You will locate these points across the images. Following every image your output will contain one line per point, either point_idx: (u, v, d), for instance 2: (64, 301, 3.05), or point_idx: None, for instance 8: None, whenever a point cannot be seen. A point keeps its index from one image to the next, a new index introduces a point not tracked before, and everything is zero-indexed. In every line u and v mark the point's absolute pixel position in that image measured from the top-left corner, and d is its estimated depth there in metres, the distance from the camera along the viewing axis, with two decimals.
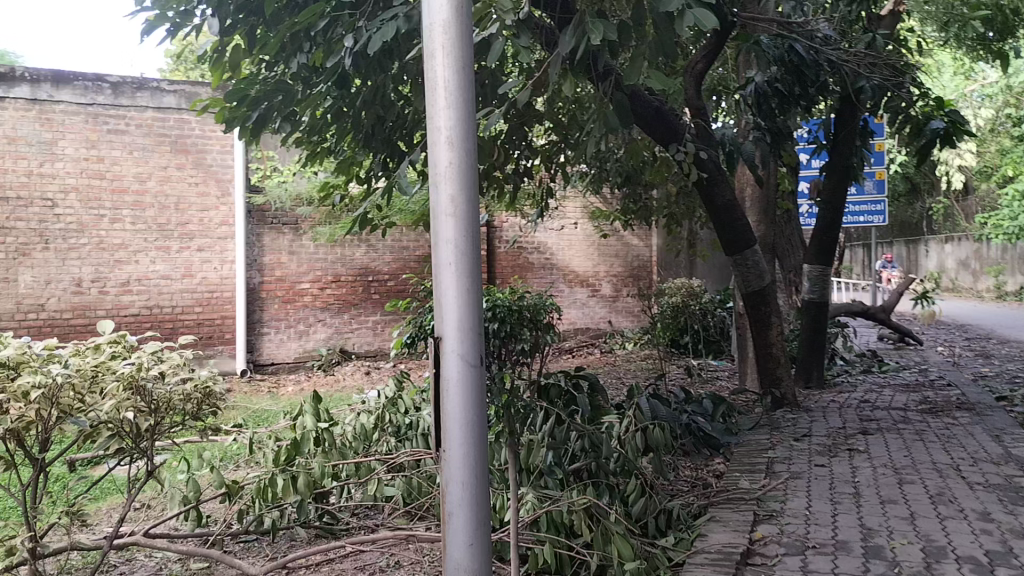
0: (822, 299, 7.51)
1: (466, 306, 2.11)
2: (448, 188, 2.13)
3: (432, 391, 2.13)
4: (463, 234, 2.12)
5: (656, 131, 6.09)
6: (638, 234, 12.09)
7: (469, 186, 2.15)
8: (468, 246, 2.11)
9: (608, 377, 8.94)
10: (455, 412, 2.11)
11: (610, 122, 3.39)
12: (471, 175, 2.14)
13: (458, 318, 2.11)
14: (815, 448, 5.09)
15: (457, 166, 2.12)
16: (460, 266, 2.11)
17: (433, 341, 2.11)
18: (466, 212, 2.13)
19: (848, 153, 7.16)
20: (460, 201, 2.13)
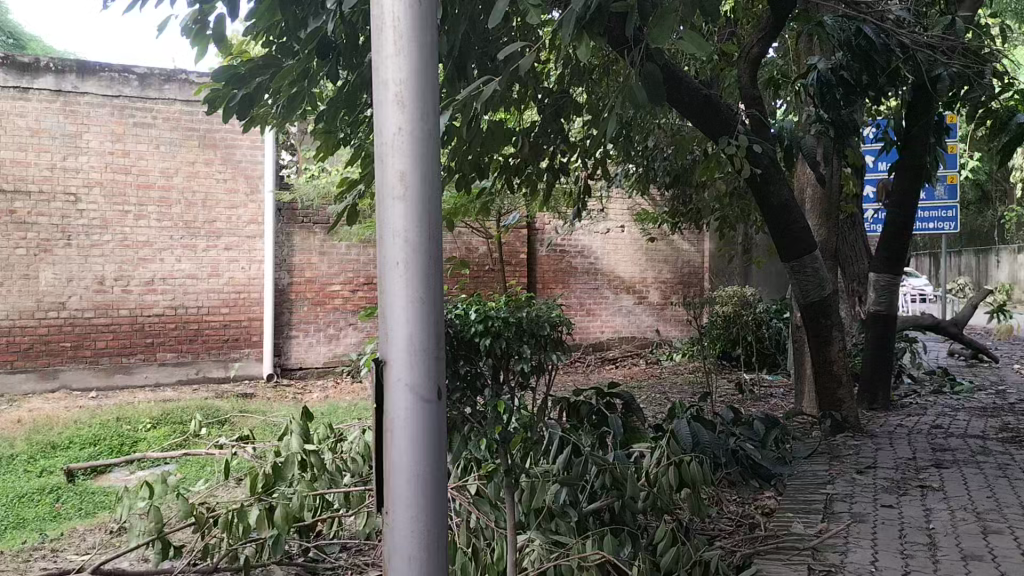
0: (889, 311, 6.80)
1: (421, 320, 1.59)
2: (398, 161, 1.60)
3: (373, 431, 1.60)
4: (416, 224, 1.59)
5: (707, 122, 5.51)
6: (689, 238, 11.53)
7: (427, 158, 1.62)
8: (424, 240, 1.59)
9: (653, 391, 8.33)
10: (402, 459, 1.57)
11: (637, 98, 2.82)
12: (429, 145, 1.62)
13: (409, 334, 1.58)
14: (881, 482, 4.45)
15: (409, 133, 1.60)
16: (413, 267, 1.59)
17: (375, 365, 1.58)
18: (422, 196, 1.60)
19: (922, 151, 6.45)
20: (413, 179, 1.60)
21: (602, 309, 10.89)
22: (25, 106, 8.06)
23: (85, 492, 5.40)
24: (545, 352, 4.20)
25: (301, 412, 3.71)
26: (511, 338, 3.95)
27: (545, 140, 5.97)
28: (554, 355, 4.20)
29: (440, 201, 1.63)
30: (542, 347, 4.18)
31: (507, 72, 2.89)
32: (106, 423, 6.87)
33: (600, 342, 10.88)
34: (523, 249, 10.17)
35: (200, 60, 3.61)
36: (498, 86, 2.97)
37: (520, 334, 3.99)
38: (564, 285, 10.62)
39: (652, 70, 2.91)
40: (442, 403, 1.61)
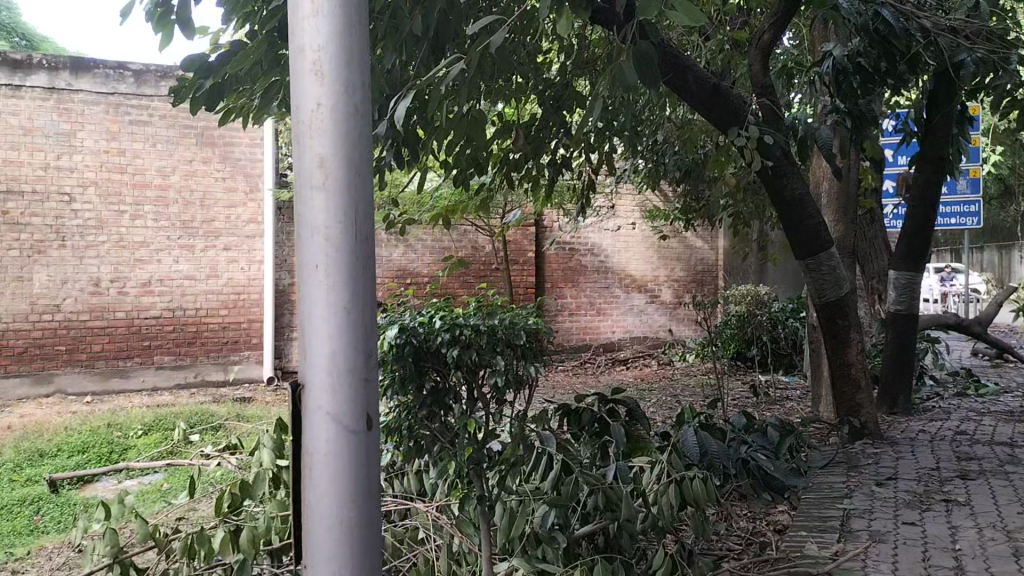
0: (910, 311, 6.47)
1: (347, 333, 1.37)
2: (319, 143, 1.40)
3: (293, 458, 1.39)
4: (340, 216, 1.39)
5: (715, 111, 5.22)
6: (702, 234, 11.24)
7: (354, 139, 1.42)
8: (346, 235, 1.39)
9: (663, 394, 8.05)
10: (321, 492, 1.35)
11: (624, 78, 2.52)
12: (357, 124, 1.42)
13: (330, 346, 1.37)
14: (902, 496, 4.15)
15: (331, 109, 1.40)
16: (335, 268, 1.38)
17: (293, 383, 1.38)
18: (346, 185, 1.40)
19: (944, 143, 6.12)
20: (335, 164, 1.40)
21: (613, 309, 10.61)
22: (17, 104, 7.84)
23: (67, 504, 5.19)
24: (522, 363, 3.69)
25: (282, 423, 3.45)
26: (484, 349, 3.47)
27: (546, 134, 5.71)
28: (534, 366, 3.71)
29: (369, 190, 1.43)
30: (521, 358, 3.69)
31: (474, 50, 2.60)
32: (97, 430, 6.65)
33: (611, 342, 10.59)
34: (531, 248, 9.90)
35: (164, 46, 3.35)
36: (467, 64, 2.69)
37: (493, 346, 3.49)
38: (574, 285, 10.34)
39: (645, 48, 2.60)
40: (372, 431, 1.40)
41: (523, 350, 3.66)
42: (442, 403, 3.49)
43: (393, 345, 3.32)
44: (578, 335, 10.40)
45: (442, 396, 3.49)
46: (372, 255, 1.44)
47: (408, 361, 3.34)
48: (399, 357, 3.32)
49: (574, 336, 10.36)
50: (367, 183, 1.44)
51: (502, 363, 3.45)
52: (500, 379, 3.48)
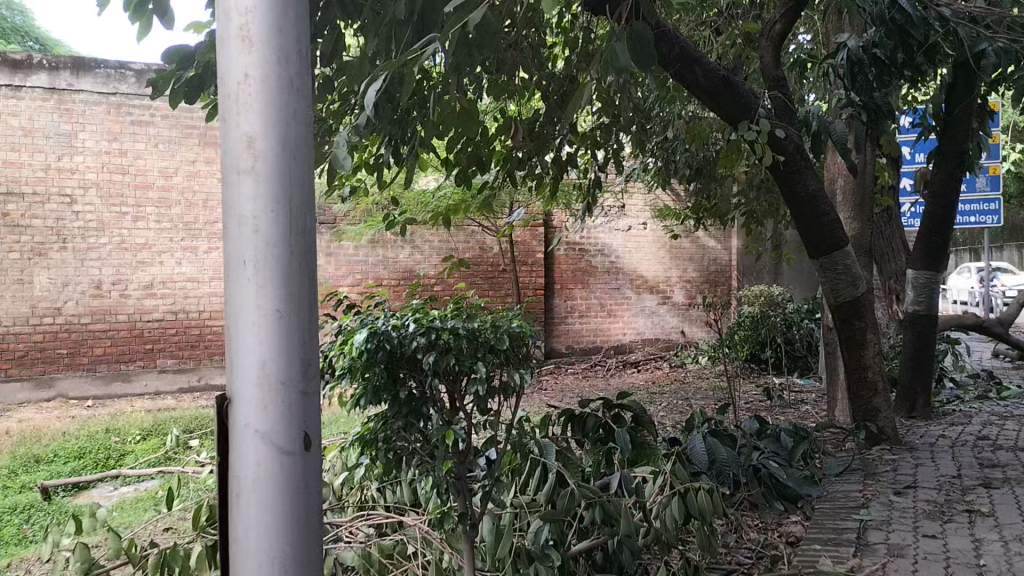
0: (929, 311, 6.24)
1: (282, 340, 1.23)
2: (246, 122, 1.26)
3: (220, 482, 1.24)
4: (272, 205, 1.25)
5: (725, 105, 5.03)
6: (715, 234, 11.04)
7: (289, 117, 1.28)
8: (278, 226, 1.24)
9: (674, 397, 7.86)
10: (251, 521, 1.21)
11: (617, 60, 2.37)
12: (292, 99, 1.27)
13: (259, 353, 1.22)
14: (922, 507, 3.94)
15: (260, 80, 1.25)
16: (266, 264, 1.23)
17: (219, 396, 1.23)
18: (278, 169, 1.26)
19: (964, 137, 5.90)
20: (265, 144, 1.25)
21: (624, 311, 10.43)
22: (17, 105, 7.74)
23: (57, 513, 5.05)
24: (507, 371, 3.31)
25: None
26: (464, 353, 3.14)
27: (548, 131, 5.53)
28: (523, 374, 3.34)
29: (306, 176, 1.29)
30: (506, 366, 3.33)
31: (456, 28, 2.45)
32: (94, 436, 6.53)
33: (621, 345, 10.41)
34: (540, 249, 9.73)
35: (141, 37, 3.20)
36: (448, 44, 2.55)
37: (473, 350, 3.17)
38: (583, 285, 10.16)
39: (640, 29, 2.45)
40: (312, 452, 1.26)
41: (508, 356, 3.29)
42: (419, 413, 3.20)
43: (363, 348, 2.99)
44: (589, 337, 10.22)
45: (418, 405, 3.18)
46: (310, 249, 1.30)
47: (380, 367, 3.03)
48: (372, 362, 3.02)
49: (585, 338, 10.19)
50: (303, 168, 1.30)
51: (484, 370, 3.11)
52: (482, 388, 3.13)
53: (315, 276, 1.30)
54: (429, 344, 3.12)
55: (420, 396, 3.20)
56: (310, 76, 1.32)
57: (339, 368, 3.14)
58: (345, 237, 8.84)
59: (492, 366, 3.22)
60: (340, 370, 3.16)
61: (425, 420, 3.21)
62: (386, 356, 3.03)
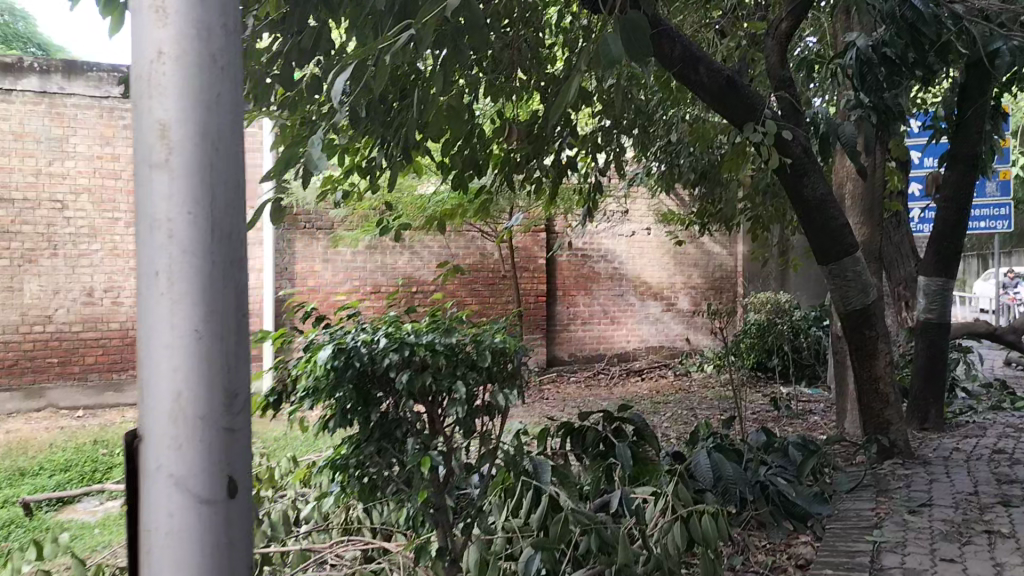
0: (942, 319, 6.04)
1: (198, 352, 1.22)
2: (159, 112, 1.25)
3: (136, 506, 1.23)
4: (189, 208, 1.24)
5: (730, 106, 4.85)
6: (720, 240, 10.84)
7: (209, 112, 1.27)
8: (194, 233, 1.24)
9: (678, 407, 7.67)
10: (163, 546, 1.19)
11: (608, 49, 2.23)
12: (210, 91, 1.27)
13: (174, 371, 1.22)
14: (939, 528, 3.74)
15: (174, 62, 1.24)
16: (181, 273, 1.23)
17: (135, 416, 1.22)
18: (194, 169, 1.25)
19: (977, 139, 5.70)
20: (180, 136, 1.24)
21: (628, 318, 10.25)
22: (8, 109, 7.60)
23: (38, 530, 4.89)
24: (492, 390, 3.17)
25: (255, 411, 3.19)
26: (441, 372, 3.01)
27: (547, 133, 5.36)
28: (508, 394, 3.21)
29: (230, 179, 1.28)
30: (490, 384, 3.18)
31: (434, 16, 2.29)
32: (82, 447, 6.37)
33: (625, 352, 10.24)
34: (542, 255, 9.55)
35: (113, 33, 3.03)
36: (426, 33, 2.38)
37: (452, 368, 3.03)
38: (586, 292, 9.98)
39: (634, 16, 2.28)
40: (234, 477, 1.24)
41: (491, 373, 3.14)
42: (392, 436, 3.12)
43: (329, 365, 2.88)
44: (592, 344, 10.05)
45: (392, 428, 3.10)
46: (232, 255, 1.28)
47: (348, 386, 2.92)
48: (340, 381, 2.91)
49: (588, 345, 10.02)
50: (224, 166, 1.29)
51: (461, 391, 2.96)
52: (461, 410, 2.99)
53: (241, 290, 1.28)
54: (403, 361, 2.98)
55: (395, 417, 3.11)
56: (235, 68, 1.31)
57: (303, 389, 3.00)
58: (342, 242, 8.69)
59: (473, 384, 3.08)
60: (305, 392, 3.01)
61: (398, 443, 3.13)
62: (355, 375, 2.92)
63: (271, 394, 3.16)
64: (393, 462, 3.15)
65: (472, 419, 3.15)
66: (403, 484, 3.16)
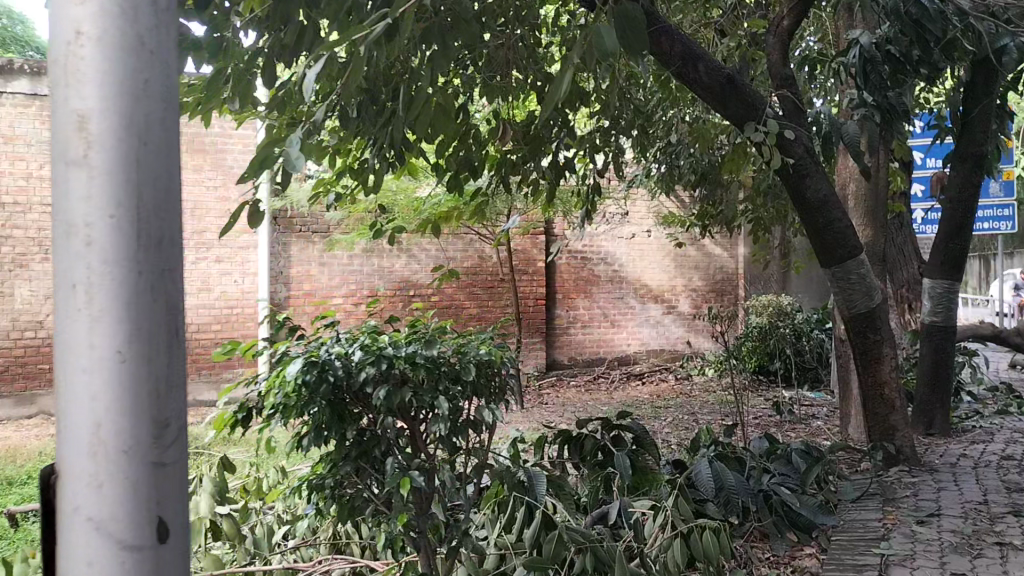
0: (947, 323, 5.91)
1: (123, 381, 1.10)
2: (77, 100, 1.11)
3: (52, 551, 1.11)
4: (114, 214, 1.11)
5: (730, 106, 4.72)
6: (721, 242, 10.72)
7: (136, 100, 1.13)
8: (120, 242, 1.10)
9: (679, 412, 7.54)
10: None
11: (602, 43, 2.09)
12: (138, 74, 1.13)
13: (94, 401, 1.09)
14: (948, 539, 3.62)
15: (93, 42, 1.11)
16: (103, 286, 1.10)
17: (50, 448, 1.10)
18: (121, 168, 1.12)
19: (982, 139, 5.57)
20: (101, 131, 1.11)
21: (627, 321, 10.13)
22: None
23: (24, 541, 4.78)
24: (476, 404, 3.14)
25: (222, 428, 3.04)
26: (422, 387, 2.98)
27: (545, 133, 5.25)
28: (493, 410, 3.17)
29: (160, 168, 1.15)
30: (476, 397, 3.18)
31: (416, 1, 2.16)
32: None
33: (625, 356, 10.11)
34: (541, 258, 9.42)
35: None
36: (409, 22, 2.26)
37: (434, 382, 3.00)
38: (587, 295, 9.86)
39: (628, 8, 2.16)
40: (166, 532, 1.11)
41: (476, 386, 3.12)
42: (370, 455, 3.06)
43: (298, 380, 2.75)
44: (592, 348, 9.93)
45: (370, 447, 3.05)
46: (164, 265, 1.15)
47: (322, 403, 2.81)
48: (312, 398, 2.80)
49: (587, 349, 9.90)
50: (154, 164, 1.15)
51: (443, 406, 2.93)
52: (443, 426, 2.95)
53: (173, 304, 1.15)
54: (382, 375, 2.95)
55: (373, 436, 3.05)
56: (164, 47, 1.17)
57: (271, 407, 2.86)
58: (337, 246, 8.59)
59: (455, 399, 3.06)
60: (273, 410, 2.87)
61: (376, 461, 3.07)
62: (328, 391, 2.81)
63: (240, 411, 3.01)
64: (371, 481, 3.07)
65: (454, 435, 3.12)
66: (383, 506, 3.07)
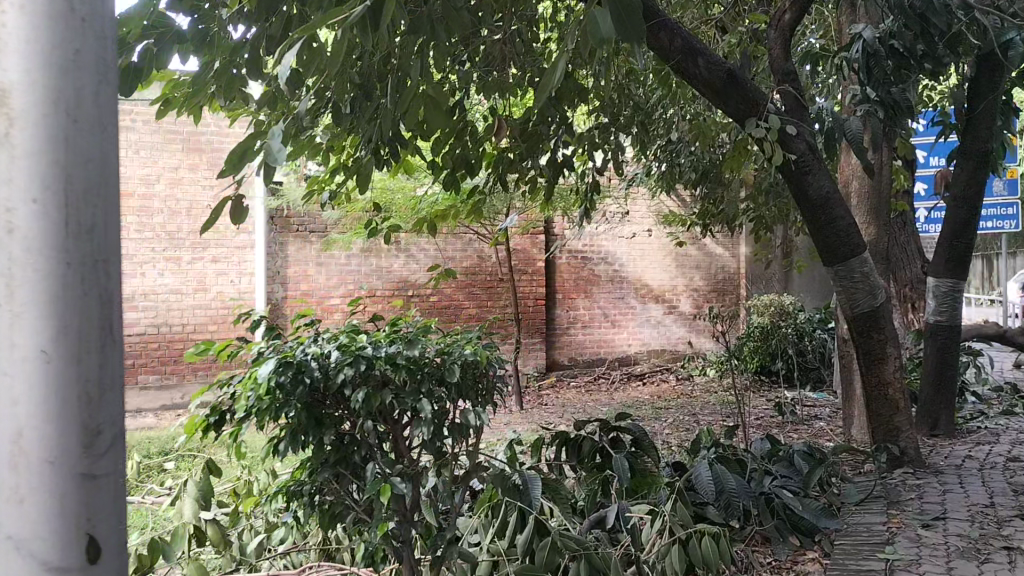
0: (952, 322, 5.82)
1: (47, 384, 1.02)
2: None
3: None
4: (36, 204, 1.03)
5: (730, 102, 4.63)
6: (723, 241, 10.63)
7: (61, 78, 1.05)
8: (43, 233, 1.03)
9: (680, 413, 7.45)
10: None
11: (597, 30, 2.02)
12: (66, 50, 1.06)
13: (16, 406, 1.02)
14: (955, 543, 3.54)
15: (13, 13, 1.03)
16: (24, 281, 1.02)
17: None
18: (46, 154, 1.04)
19: (988, 135, 5.47)
20: (24, 113, 1.03)
21: (628, 321, 10.04)
22: None
23: None
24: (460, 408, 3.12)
25: (194, 431, 2.97)
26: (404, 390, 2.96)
27: (543, 130, 5.16)
28: (479, 414, 3.15)
29: (91, 147, 1.08)
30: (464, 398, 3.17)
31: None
32: None
33: (626, 356, 10.03)
34: (541, 257, 9.33)
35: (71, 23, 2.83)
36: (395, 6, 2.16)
37: (417, 385, 2.97)
38: (587, 295, 9.78)
39: None
40: (97, 549, 1.04)
41: (461, 388, 3.11)
42: (350, 460, 3.08)
43: (269, 383, 2.73)
44: (592, 348, 9.84)
45: (349, 453, 3.06)
46: (96, 257, 1.07)
47: (298, 406, 2.83)
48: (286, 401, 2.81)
49: (588, 349, 9.81)
50: (84, 149, 1.07)
51: (427, 411, 2.90)
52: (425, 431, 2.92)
53: (107, 299, 1.08)
54: (361, 378, 2.93)
55: (354, 441, 3.06)
56: (98, 13, 1.10)
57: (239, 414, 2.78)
58: (335, 246, 8.51)
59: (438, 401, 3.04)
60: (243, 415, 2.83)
61: (356, 466, 3.10)
62: (304, 394, 2.83)
63: (212, 414, 2.94)
64: (351, 485, 3.13)
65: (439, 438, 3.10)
66: (364, 512, 3.13)
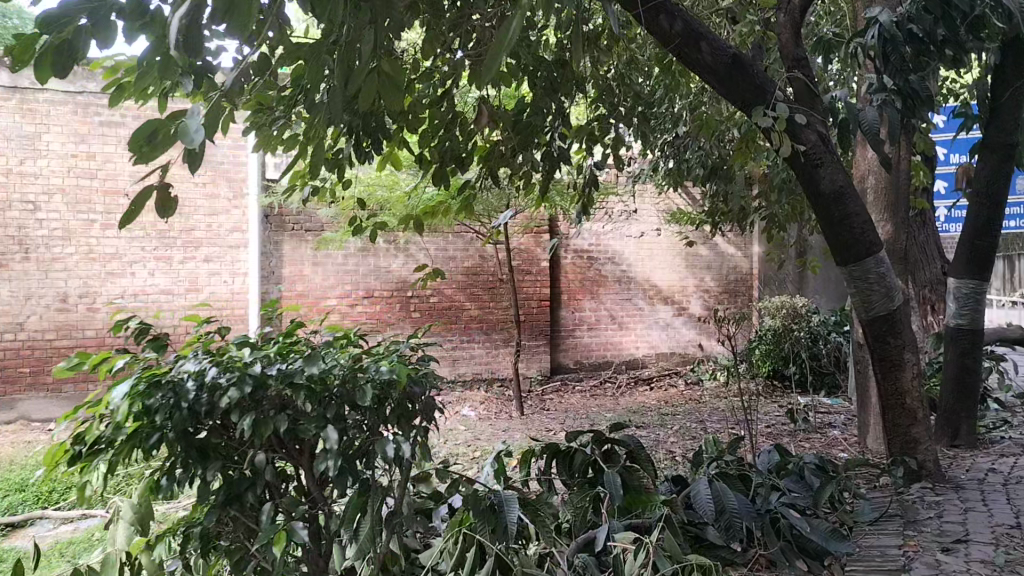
0: (975, 327, 5.45)
1: None
2: None
3: None
4: None
5: (736, 89, 4.31)
6: (735, 240, 10.28)
7: None
8: None
9: (687, 420, 7.15)
10: None
11: None
12: None
13: None
14: (980, 571, 3.22)
15: None
16: None
17: None
18: None
19: (1014, 127, 5.11)
20: None
21: (635, 323, 9.72)
22: None
23: None
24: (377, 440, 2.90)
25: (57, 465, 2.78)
26: (307, 417, 2.87)
27: (538, 121, 4.81)
28: (400, 444, 2.92)
29: None
30: (387, 425, 3.05)
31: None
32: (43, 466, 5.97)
33: (633, 359, 9.73)
34: (544, 258, 9.05)
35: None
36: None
37: (322, 413, 2.87)
38: (593, 296, 9.48)
39: None
40: None
41: (378, 412, 2.99)
42: (243, 499, 2.95)
43: (133, 407, 2.67)
44: (598, 351, 9.56)
45: (241, 490, 2.93)
46: None
47: (170, 431, 2.73)
48: (160, 427, 2.72)
49: (594, 352, 9.53)
50: None
51: (329, 437, 2.78)
52: (331, 461, 2.79)
53: None
54: (248, 403, 2.84)
55: (247, 477, 2.95)
56: None
57: (94, 439, 2.71)
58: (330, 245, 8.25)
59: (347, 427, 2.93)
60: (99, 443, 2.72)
61: (251, 505, 2.99)
62: (183, 419, 2.73)
63: (76, 444, 2.72)
64: (248, 523, 3.03)
65: (349, 470, 2.93)
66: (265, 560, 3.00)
